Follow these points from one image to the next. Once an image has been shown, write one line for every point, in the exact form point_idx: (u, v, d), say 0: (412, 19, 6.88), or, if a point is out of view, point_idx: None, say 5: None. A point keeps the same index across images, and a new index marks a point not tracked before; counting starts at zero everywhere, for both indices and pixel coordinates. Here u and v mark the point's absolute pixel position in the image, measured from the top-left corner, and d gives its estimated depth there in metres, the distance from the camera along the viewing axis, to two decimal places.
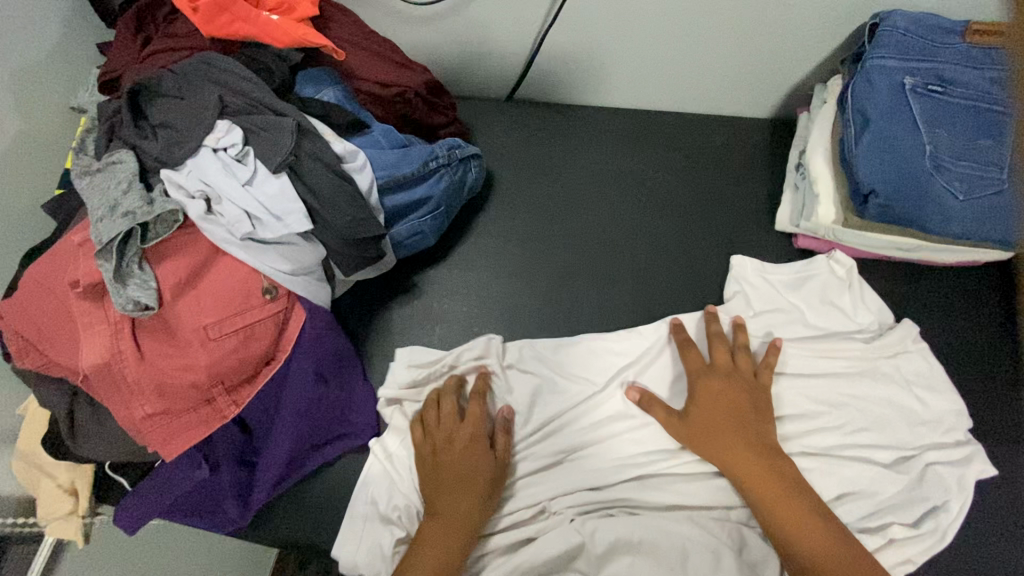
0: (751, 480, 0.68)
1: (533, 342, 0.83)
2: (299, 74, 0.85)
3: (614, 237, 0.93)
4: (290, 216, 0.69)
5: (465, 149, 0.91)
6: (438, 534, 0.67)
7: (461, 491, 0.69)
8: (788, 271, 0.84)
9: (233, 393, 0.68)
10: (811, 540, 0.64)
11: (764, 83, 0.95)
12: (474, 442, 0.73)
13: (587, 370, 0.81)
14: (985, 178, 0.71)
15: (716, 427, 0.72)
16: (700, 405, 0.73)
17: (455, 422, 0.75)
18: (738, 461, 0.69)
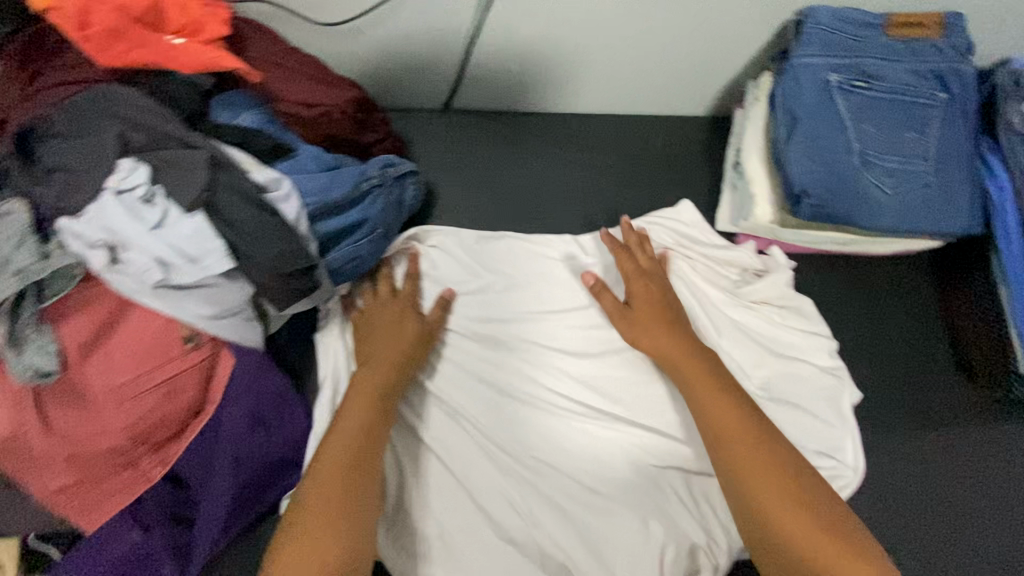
0: (687, 366, 0.69)
1: (458, 232, 0.91)
2: (215, 96, 0.81)
3: (558, 190, 0.97)
4: (209, 257, 0.65)
5: (399, 167, 0.88)
6: (359, 393, 0.70)
7: (389, 343, 0.76)
8: (714, 244, 0.85)
9: (158, 452, 0.65)
10: (746, 442, 0.60)
11: (697, 82, 0.94)
12: (401, 313, 0.80)
13: (517, 270, 0.88)
14: (911, 171, 0.71)
15: (654, 319, 0.73)
16: (638, 296, 0.76)
17: (383, 299, 0.81)
18: (671, 351, 0.70)
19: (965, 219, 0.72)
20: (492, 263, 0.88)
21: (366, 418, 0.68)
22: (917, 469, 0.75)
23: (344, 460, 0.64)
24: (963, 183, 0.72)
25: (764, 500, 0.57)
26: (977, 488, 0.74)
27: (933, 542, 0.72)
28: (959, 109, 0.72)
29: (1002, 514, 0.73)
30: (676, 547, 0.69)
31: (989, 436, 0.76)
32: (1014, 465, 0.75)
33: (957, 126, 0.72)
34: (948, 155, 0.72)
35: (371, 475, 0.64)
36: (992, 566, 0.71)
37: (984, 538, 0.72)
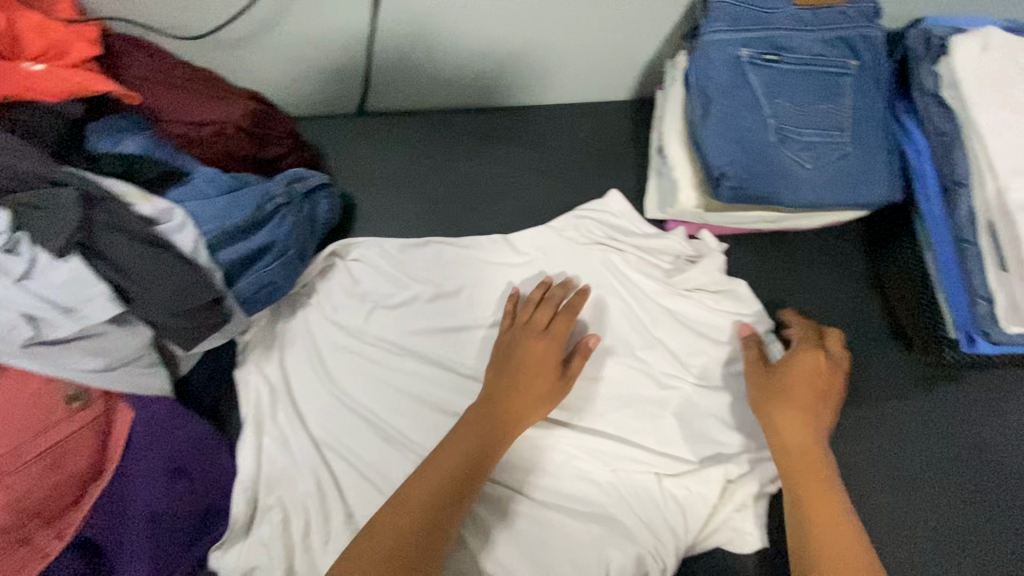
0: (797, 455, 0.64)
1: (379, 244, 0.85)
2: (93, 124, 0.74)
3: (489, 194, 0.92)
4: (88, 305, 0.60)
5: (307, 181, 0.82)
6: (460, 445, 0.66)
7: (509, 392, 0.69)
8: (642, 232, 0.83)
9: (55, 523, 0.61)
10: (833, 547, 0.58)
11: (613, 65, 0.90)
12: (546, 357, 0.71)
13: (446, 280, 0.83)
14: (828, 143, 0.69)
15: (805, 396, 0.66)
16: (795, 366, 0.68)
17: (532, 330, 0.73)
18: (798, 433, 0.64)
19: (886, 187, 0.70)
20: (420, 271, 0.83)
21: (453, 471, 0.64)
22: (860, 441, 0.74)
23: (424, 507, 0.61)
24: (882, 151, 0.70)
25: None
26: (919, 457, 0.73)
27: (877, 516, 0.71)
28: (870, 76, 0.71)
29: (944, 481, 0.72)
30: (621, 555, 0.67)
31: (928, 400, 0.76)
32: (953, 430, 0.74)
33: (869, 94, 0.71)
34: (864, 123, 0.70)
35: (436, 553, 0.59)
36: (935, 530, 0.70)
37: (928, 507, 0.71)
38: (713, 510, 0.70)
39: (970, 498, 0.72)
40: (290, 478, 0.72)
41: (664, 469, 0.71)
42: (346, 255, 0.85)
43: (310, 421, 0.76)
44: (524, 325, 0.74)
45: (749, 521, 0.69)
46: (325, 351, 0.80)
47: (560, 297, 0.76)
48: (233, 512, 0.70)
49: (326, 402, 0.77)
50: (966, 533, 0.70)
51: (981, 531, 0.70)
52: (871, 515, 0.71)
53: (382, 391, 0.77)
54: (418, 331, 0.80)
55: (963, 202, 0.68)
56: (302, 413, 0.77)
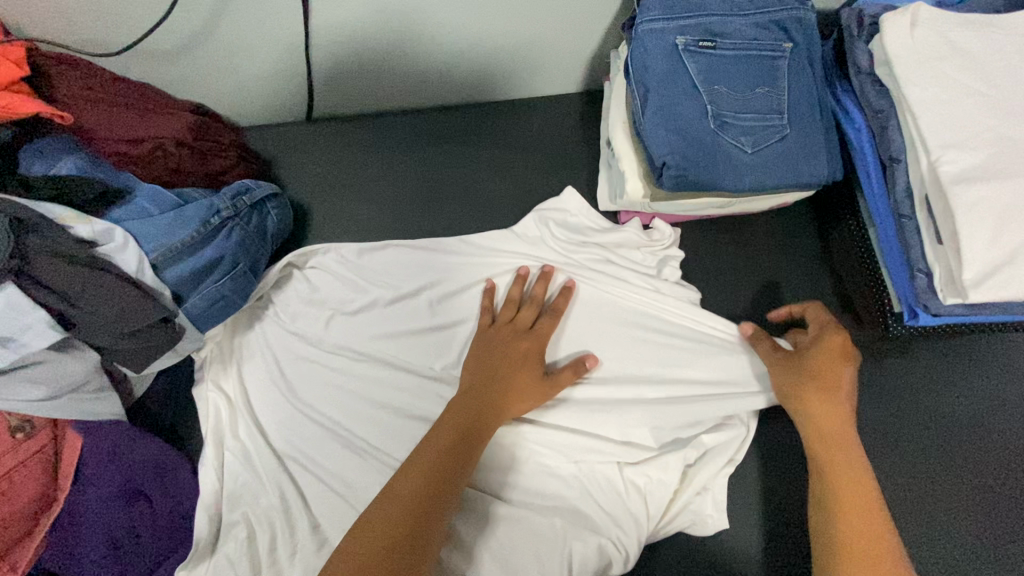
0: (819, 436, 0.62)
1: (336, 249, 0.84)
2: (25, 147, 0.72)
3: (445, 193, 0.92)
4: (26, 334, 0.59)
5: (254, 192, 0.81)
6: (440, 438, 0.65)
7: (486, 390, 0.69)
8: (598, 227, 0.83)
9: (9, 556, 0.61)
10: (859, 532, 0.57)
11: (558, 57, 0.90)
12: (528, 357, 0.72)
13: (406, 283, 0.82)
14: (766, 127, 0.70)
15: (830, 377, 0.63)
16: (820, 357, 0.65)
17: (515, 329, 0.74)
18: (826, 416, 0.62)
19: (826, 167, 0.71)
20: (380, 278, 0.82)
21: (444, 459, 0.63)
22: None
23: (413, 501, 0.60)
24: (820, 131, 0.71)
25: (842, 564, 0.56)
26: (871, 428, 0.74)
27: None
28: (805, 57, 0.72)
29: (895, 452, 0.73)
30: (583, 546, 0.68)
31: (880, 370, 0.77)
32: (904, 401, 0.75)
33: (805, 75, 0.72)
34: (801, 105, 0.71)
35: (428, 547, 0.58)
36: (892, 498, 0.71)
37: (880, 478, 0.72)
38: (675, 495, 0.71)
39: (921, 467, 0.72)
40: (253, 492, 0.72)
41: (624, 459, 0.72)
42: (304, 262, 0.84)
43: (271, 434, 0.76)
44: (509, 322, 0.75)
45: (708, 504, 0.71)
46: (283, 362, 0.79)
47: (542, 295, 0.76)
48: (197, 531, 0.69)
49: (285, 414, 0.76)
50: (918, 500, 0.71)
51: (932, 500, 0.71)
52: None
53: (341, 399, 0.76)
54: (374, 337, 0.79)
55: (899, 178, 0.69)
56: (262, 426, 0.76)
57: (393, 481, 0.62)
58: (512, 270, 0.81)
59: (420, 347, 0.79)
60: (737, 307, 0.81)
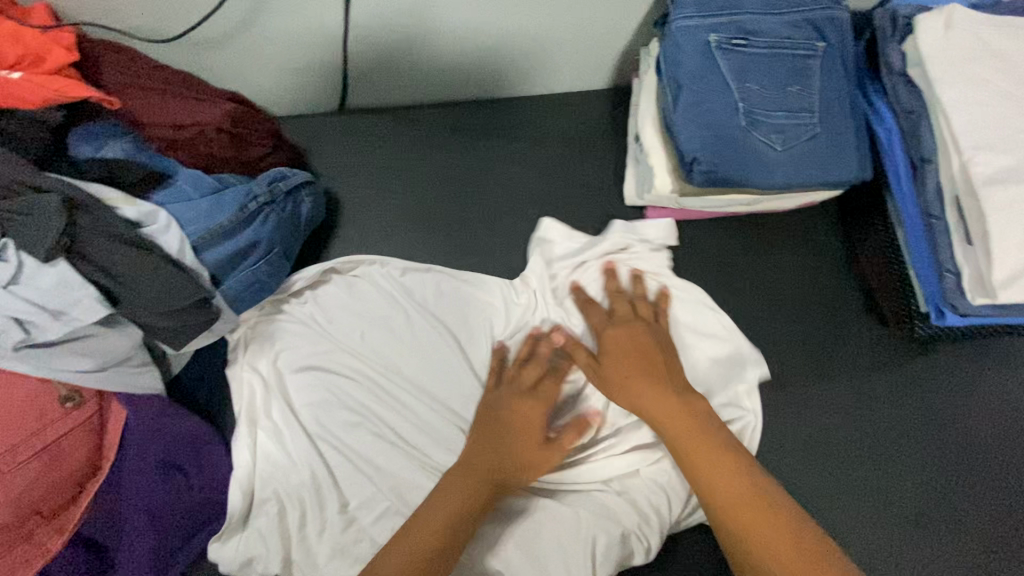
0: (671, 422, 0.64)
1: (378, 265, 0.85)
2: (72, 130, 0.75)
3: (471, 186, 0.93)
4: (77, 308, 0.61)
5: (290, 180, 0.82)
6: (448, 502, 0.64)
7: (488, 455, 0.67)
8: (580, 243, 0.84)
9: (55, 520, 0.63)
10: (753, 521, 0.56)
11: (589, 53, 0.91)
12: (532, 420, 0.71)
13: (442, 310, 0.83)
14: (797, 125, 0.71)
15: (638, 367, 0.69)
16: (609, 349, 0.72)
17: (514, 390, 0.73)
18: (660, 406, 0.65)
19: (856, 166, 0.72)
20: (417, 295, 0.84)
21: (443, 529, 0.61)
22: (832, 416, 0.75)
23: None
24: (851, 131, 0.72)
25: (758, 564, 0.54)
26: (893, 431, 0.75)
27: (853, 489, 0.72)
28: (838, 56, 0.72)
29: (916, 455, 0.73)
30: (608, 539, 0.69)
31: (903, 374, 0.77)
32: (926, 406, 0.76)
33: (838, 75, 0.72)
34: (832, 103, 0.72)
35: None
36: (912, 501, 0.72)
37: (898, 481, 0.72)
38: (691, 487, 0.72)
39: (940, 472, 0.73)
40: (283, 471, 0.74)
41: (643, 460, 0.73)
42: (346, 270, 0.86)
43: (302, 417, 0.78)
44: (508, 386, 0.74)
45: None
46: (313, 346, 0.81)
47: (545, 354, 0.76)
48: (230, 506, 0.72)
49: (314, 397, 0.78)
50: (936, 503, 0.71)
51: (953, 504, 0.71)
52: (846, 488, 0.72)
53: (371, 383, 0.79)
54: (403, 349, 0.81)
55: (930, 178, 0.69)
56: (292, 407, 0.78)
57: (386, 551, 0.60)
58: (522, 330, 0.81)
59: (449, 337, 0.81)
60: (762, 309, 0.81)
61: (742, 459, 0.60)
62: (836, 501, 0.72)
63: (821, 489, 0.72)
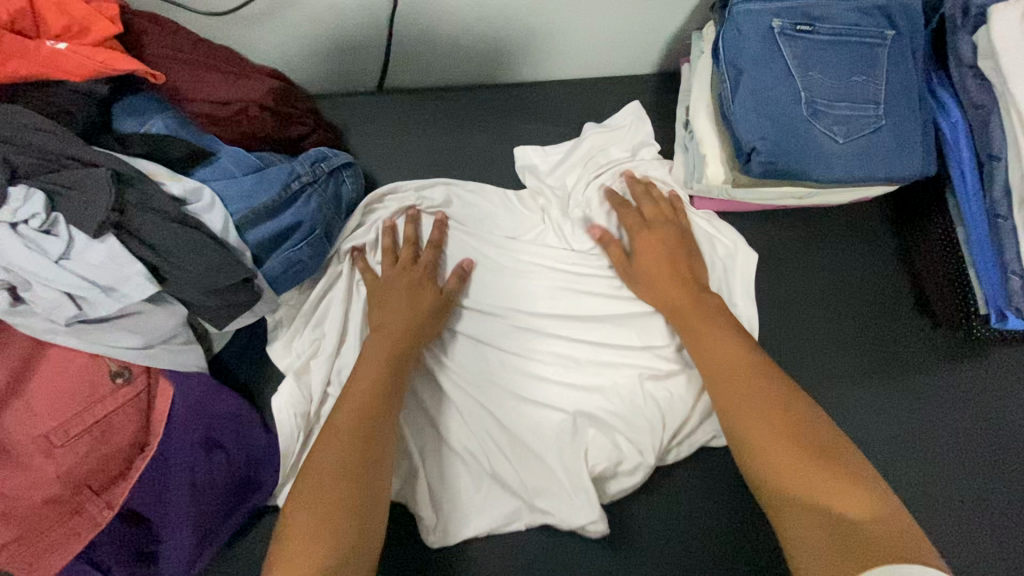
0: (678, 309, 0.73)
1: (395, 182, 0.88)
2: (118, 102, 0.74)
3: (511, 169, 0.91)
4: (127, 284, 0.61)
5: (331, 160, 0.82)
6: (369, 361, 0.68)
7: (406, 308, 0.74)
8: (570, 148, 0.88)
9: (104, 495, 0.63)
10: (739, 382, 0.63)
11: (638, 36, 0.89)
12: (417, 282, 0.76)
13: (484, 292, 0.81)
14: (862, 117, 0.68)
15: (658, 256, 0.76)
16: (640, 251, 0.77)
17: (401, 266, 0.78)
18: (666, 285, 0.74)
19: (921, 161, 0.69)
20: None
21: (373, 386, 0.66)
22: (881, 414, 0.74)
23: (354, 421, 0.62)
24: (917, 123, 0.69)
25: (756, 437, 0.58)
26: (940, 432, 0.73)
27: (900, 492, 0.70)
28: (906, 46, 0.70)
29: (960, 457, 0.72)
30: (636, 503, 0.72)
31: (955, 374, 0.75)
32: (975, 409, 0.74)
33: (905, 65, 0.70)
34: (899, 95, 0.69)
35: (381, 455, 0.61)
36: (963, 504, 0.70)
37: (947, 480, 0.71)
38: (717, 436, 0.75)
39: (992, 473, 0.71)
40: None
41: (648, 371, 0.76)
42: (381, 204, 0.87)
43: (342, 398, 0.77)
44: (395, 265, 0.79)
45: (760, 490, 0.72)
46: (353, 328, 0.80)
47: (437, 239, 0.81)
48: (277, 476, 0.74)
49: None
50: (986, 505, 0.70)
51: (996, 512, 0.69)
52: (893, 485, 0.71)
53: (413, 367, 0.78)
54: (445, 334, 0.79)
55: (998, 176, 0.66)
56: (334, 388, 0.77)
57: (331, 413, 0.64)
58: (403, 213, 0.86)
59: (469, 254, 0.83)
60: (814, 308, 0.79)
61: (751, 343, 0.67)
62: None
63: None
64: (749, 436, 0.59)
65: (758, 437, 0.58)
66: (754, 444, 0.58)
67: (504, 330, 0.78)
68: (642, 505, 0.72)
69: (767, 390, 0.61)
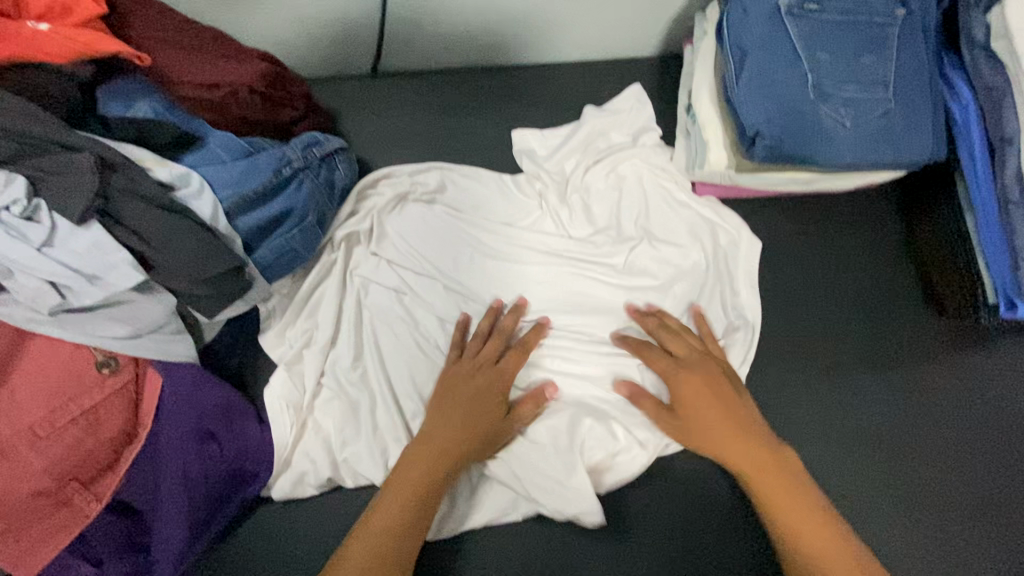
0: (755, 475, 0.64)
1: (391, 168, 0.87)
2: (102, 86, 0.72)
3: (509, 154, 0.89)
4: (112, 272, 0.59)
5: (324, 145, 0.80)
6: (410, 471, 0.65)
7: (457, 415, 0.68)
8: (569, 133, 0.86)
9: (92, 487, 0.62)
10: (780, 493, 0.63)
11: (638, 14, 0.87)
12: (488, 392, 0.70)
13: (481, 279, 0.80)
14: (870, 99, 0.66)
15: (710, 420, 0.67)
16: (686, 400, 0.68)
17: (479, 364, 0.72)
18: (714, 423, 0.67)
19: (931, 144, 0.67)
20: (454, 266, 0.81)
21: (420, 501, 0.64)
22: (886, 406, 0.72)
23: (381, 549, 0.60)
24: (928, 105, 0.67)
25: (799, 537, 0.61)
26: (947, 428, 0.71)
27: (904, 490, 0.69)
28: (916, 26, 0.68)
29: (965, 452, 0.70)
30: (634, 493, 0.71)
31: (960, 365, 0.74)
32: (981, 403, 0.72)
33: (915, 45, 0.67)
34: (908, 76, 0.67)
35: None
36: (969, 497, 0.69)
37: (953, 471, 0.70)
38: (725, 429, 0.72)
39: (998, 465, 0.70)
40: (318, 443, 0.73)
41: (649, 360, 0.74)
42: (374, 190, 0.86)
43: (334, 386, 0.76)
44: (470, 360, 0.72)
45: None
46: (347, 315, 0.79)
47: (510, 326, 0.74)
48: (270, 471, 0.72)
49: (347, 373, 0.76)
50: (992, 498, 0.68)
51: (1000, 511, 0.68)
52: (898, 479, 0.69)
53: (409, 356, 0.77)
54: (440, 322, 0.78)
55: (1009, 161, 0.65)
56: (328, 377, 0.76)
57: (361, 524, 0.62)
58: (398, 200, 0.84)
59: (463, 240, 0.82)
60: (818, 296, 0.77)
61: (790, 462, 0.65)
62: (890, 494, 0.69)
63: (869, 492, 0.69)
64: (791, 528, 0.61)
65: (809, 542, 0.60)
66: (824, 560, 0.59)
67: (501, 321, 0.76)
68: (640, 500, 0.71)
69: (804, 505, 0.62)
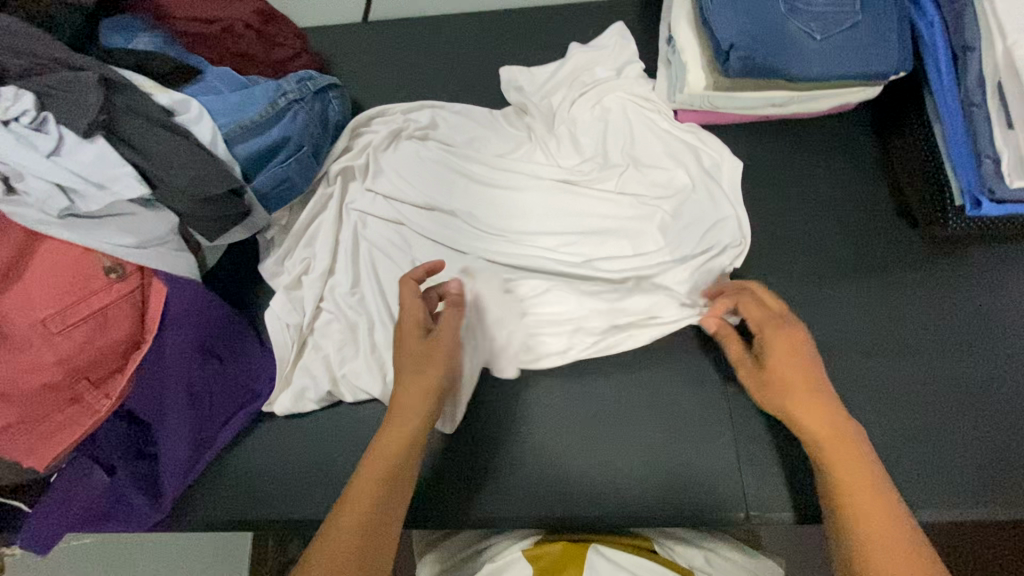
0: (826, 439, 0.53)
1: (385, 107, 0.90)
2: (103, 21, 0.75)
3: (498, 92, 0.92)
4: (118, 182, 0.62)
5: (317, 80, 0.83)
6: (377, 460, 0.54)
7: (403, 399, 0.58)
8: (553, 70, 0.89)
9: (101, 387, 0.64)
10: (862, 489, 0.50)
11: None
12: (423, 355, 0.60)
13: (473, 204, 0.82)
14: (837, 13, 0.69)
15: (790, 381, 0.57)
16: (774, 355, 0.59)
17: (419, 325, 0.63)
18: (804, 397, 0.56)
19: (898, 56, 0.70)
20: (447, 193, 0.83)
21: (383, 503, 0.51)
22: (866, 312, 0.75)
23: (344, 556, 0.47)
24: (893, 20, 0.70)
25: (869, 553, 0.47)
26: (927, 331, 0.74)
27: (885, 389, 0.71)
28: None
29: (941, 352, 0.73)
30: (622, 394, 0.75)
31: (938, 274, 0.76)
32: (958, 308, 0.74)
33: None
34: None
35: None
36: (952, 393, 0.70)
37: (934, 370, 0.72)
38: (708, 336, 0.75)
39: (981, 365, 0.71)
40: (317, 361, 0.76)
41: (635, 273, 0.76)
42: (368, 127, 0.89)
43: (335, 307, 0.78)
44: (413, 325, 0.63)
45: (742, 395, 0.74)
46: (343, 242, 0.82)
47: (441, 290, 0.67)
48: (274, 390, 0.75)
49: (345, 296, 0.78)
50: (976, 395, 0.70)
51: (981, 407, 0.69)
52: (880, 378, 0.72)
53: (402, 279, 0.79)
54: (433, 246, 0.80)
55: (972, 66, 0.67)
56: (327, 301, 0.79)
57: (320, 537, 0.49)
58: (391, 137, 0.87)
59: (454, 171, 0.84)
60: (799, 215, 0.81)
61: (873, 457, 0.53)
62: (874, 388, 0.71)
63: (847, 391, 0.71)
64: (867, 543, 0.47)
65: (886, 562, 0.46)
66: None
67: (491, 244, 0.79)
68: (625, 403, 0.75)
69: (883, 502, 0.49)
